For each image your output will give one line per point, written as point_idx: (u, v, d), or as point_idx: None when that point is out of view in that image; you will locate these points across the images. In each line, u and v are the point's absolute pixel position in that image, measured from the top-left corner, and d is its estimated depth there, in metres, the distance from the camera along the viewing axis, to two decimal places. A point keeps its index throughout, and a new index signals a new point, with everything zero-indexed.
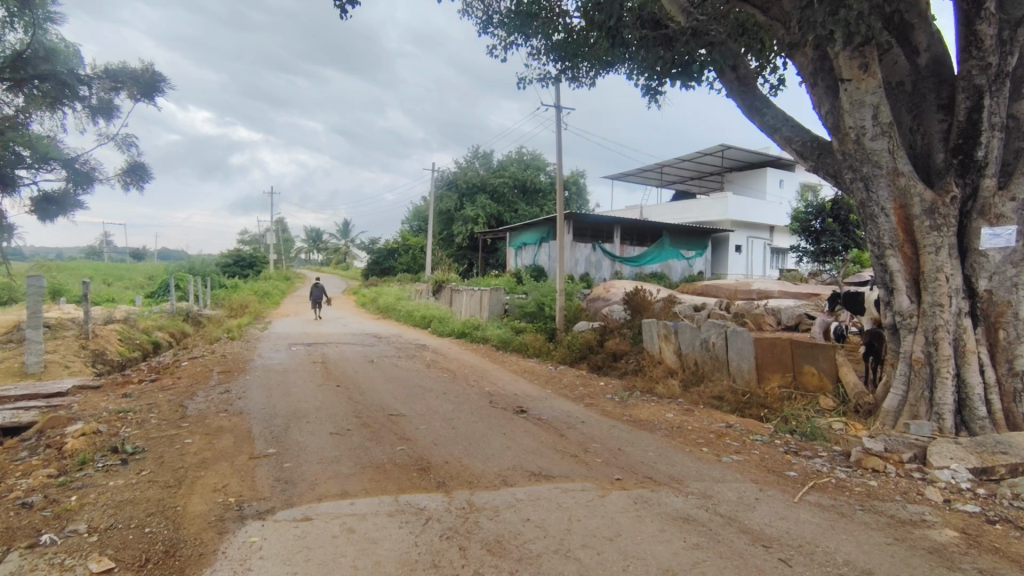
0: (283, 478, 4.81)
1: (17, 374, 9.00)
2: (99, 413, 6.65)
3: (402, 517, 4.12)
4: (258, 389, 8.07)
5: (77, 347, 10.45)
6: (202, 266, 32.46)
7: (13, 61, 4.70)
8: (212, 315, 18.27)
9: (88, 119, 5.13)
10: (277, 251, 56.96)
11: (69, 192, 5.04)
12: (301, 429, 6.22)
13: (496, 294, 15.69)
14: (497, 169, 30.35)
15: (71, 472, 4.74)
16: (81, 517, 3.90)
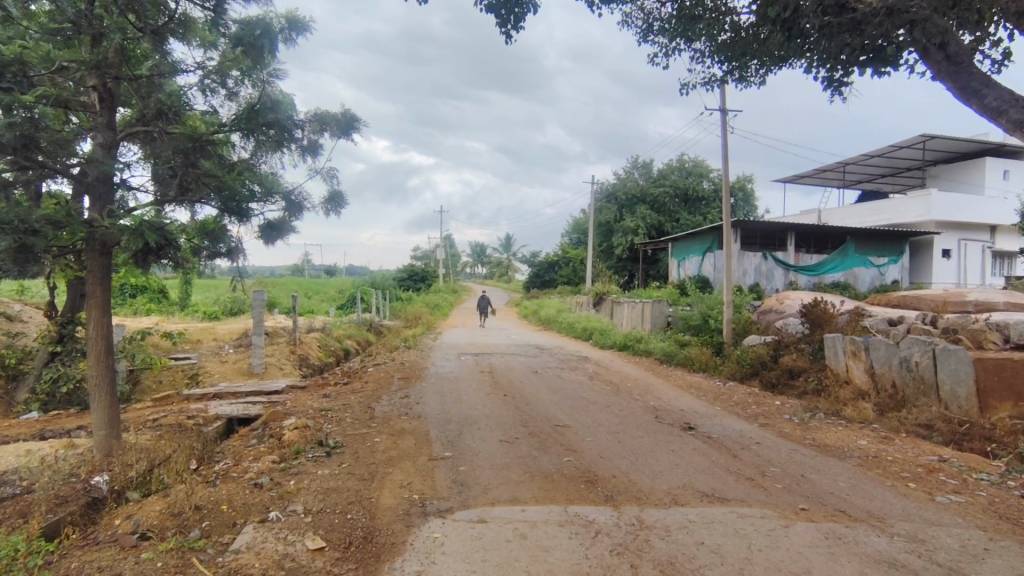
0: (459, 480, 5.14)
1: (246, 374, 10.73)
2: (307, 410, 7.67)
3: (571, 528, 4.16)
4: (433, 395, 8.69)
5: (288, 352, 12.15)
6: (383, 281, 36.10)
7: (249, 112, 5.63)
8: (393, 324, 20.18)
9: (300, 158, 5.96)
10: (446, 266, 61.34)
11: (286, 219, 5.86)
12: (472, 435, 6.58)
13: (658, 306, 15.29)
14: (657, 178, 29.67)
15: (289, 460, 5.51)
16: (298, 499, 4.52)
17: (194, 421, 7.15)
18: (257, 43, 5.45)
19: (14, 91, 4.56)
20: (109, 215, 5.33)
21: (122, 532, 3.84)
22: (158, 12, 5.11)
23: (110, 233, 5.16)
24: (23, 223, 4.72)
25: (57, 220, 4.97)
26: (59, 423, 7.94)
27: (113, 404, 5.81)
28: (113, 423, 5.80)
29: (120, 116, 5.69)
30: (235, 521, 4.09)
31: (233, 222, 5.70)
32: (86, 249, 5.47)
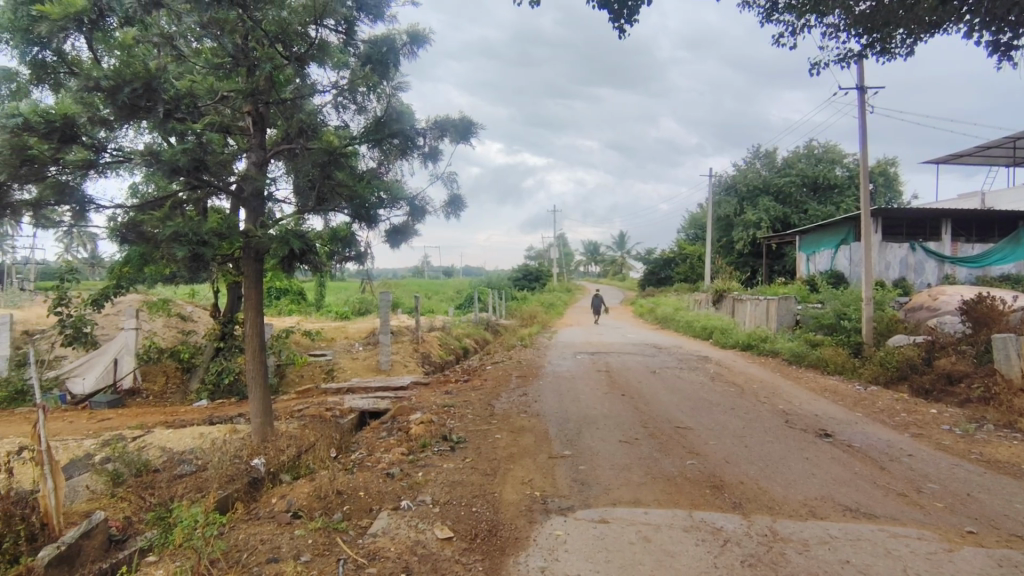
0: (579, 479, 5.14)
1: (375, 370, 11.49)
2: (431, 406, 8.05)
3: (698, 535, 4.01)
4: (550, 394, 8.76)
5: (411, 349, 12.82)
6: (498, 281, 37.02)
7: (377, 124, 6.00)
8: (508, 324, 20.61)
9: (421, 164, 6.28)
10: (559, 265, 61.60)
11: (409, 223, 6.21)
12: (591, 434, 6.56)
13: (786, 303, 14.27)
14: (782, 167, 27.71)
15: (417, 453, 5.82)
16: (427, 490, 4.77)
17: (333, 413, 7.78)
18: (385, 60, 5.83)
19: (187, 121, 5.24)
20: (260, 226, 5.99)
21: (278, 510, 4.27)
22: (301, 40, 5.57)
23: (263, 242, 5.78)
24: (195, 235, 5.41)
25: (221, 232, 5.65)
26: (224, 410, 9.01)
27: (266, 395, 6.47)
28: (267, 412, 6.46)
29: (268, 136, 6.31)
30: (372, 507, 4.41)
31: (363, 228, 6.18)
32: (243, 256, 6.14)
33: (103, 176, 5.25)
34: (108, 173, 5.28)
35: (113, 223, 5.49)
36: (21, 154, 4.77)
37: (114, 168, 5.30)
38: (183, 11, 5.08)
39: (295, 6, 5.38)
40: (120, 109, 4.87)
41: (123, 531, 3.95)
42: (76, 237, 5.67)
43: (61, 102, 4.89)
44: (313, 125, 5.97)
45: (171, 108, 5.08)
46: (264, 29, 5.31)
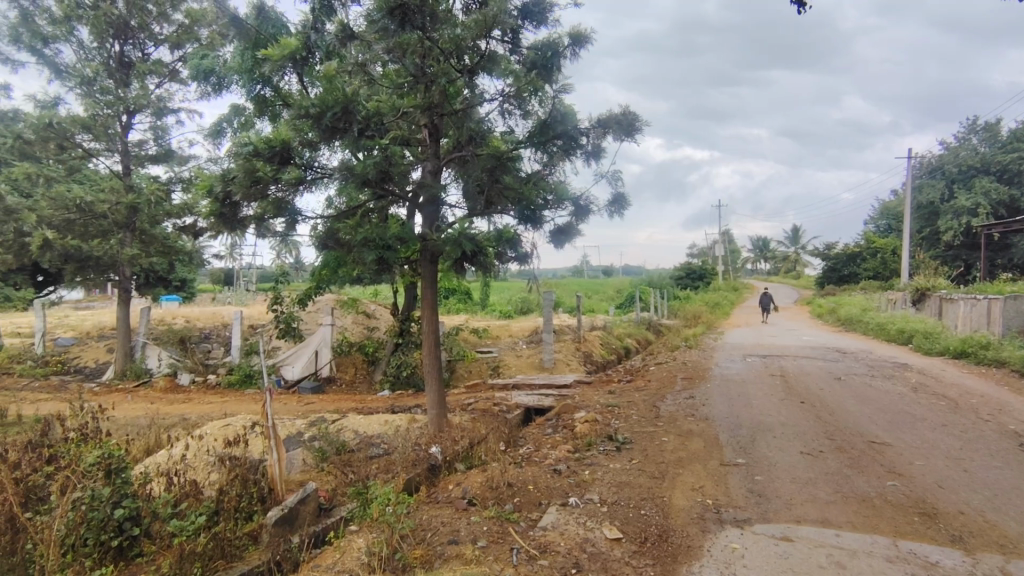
0: (756, 491, 4.78)
1: (538, 367, 11.80)
2: (594, 405, 8.05)
3: (905, 568, 3.51)
4: (720, 398, 8.28)
5: (573, 348, 12.95)
6: (659, 279, 35.96)
7: (542, 127, 6.13)
8: (671, 324, 19.91)
9: (585, 164, 6.31)
10: (724, 263, 58.10)
11: (573, 224, 6.27)
12: (768, 443, 6.07)
13: (1015, 302, 11.96)
14: (1009, 141, 23.26)
15: (582, 451, 5.86)
16: (594, 489, 4.77)
17: (500, 408, 8.14)
18: (550, 64, 5.97)
19: (376, 138, 5.84)
20: (436, 230, 6.46)
21: (455, 496, 4.56)
22: (472, 53, 5.92)
23: (438, 244, 6.24)
24: (382, 240, 6.04)
25: (402, 236, 6.22)
26: (404, 400, 9.88)
27: (441, 388, 6.96)
28: (442, 404, 6.95)
29: (443, 146, 6.76)
30: (541, 500, 4.53)
31: (528, 229, 6.39)
32: (421, 259, 6.69)
33: (310, 191, 6.08)
34: (314, 188, 6.09)
35: (316, 233, 6.31)
36: (251, 176, 5.65)
37: (319, 183, 6.09)
38: (376, 39, 5.64)
39: (467, 22, 5.74)
40: (324, 131, 5.58)
41: (330, 501, 4.52)
42: (289, 245, 6.65)
43: (280, 130, 5.71)
44: (481, 132, 6.30)
45: (363, 127, 5.69)
46: (441, 47, 5.68)
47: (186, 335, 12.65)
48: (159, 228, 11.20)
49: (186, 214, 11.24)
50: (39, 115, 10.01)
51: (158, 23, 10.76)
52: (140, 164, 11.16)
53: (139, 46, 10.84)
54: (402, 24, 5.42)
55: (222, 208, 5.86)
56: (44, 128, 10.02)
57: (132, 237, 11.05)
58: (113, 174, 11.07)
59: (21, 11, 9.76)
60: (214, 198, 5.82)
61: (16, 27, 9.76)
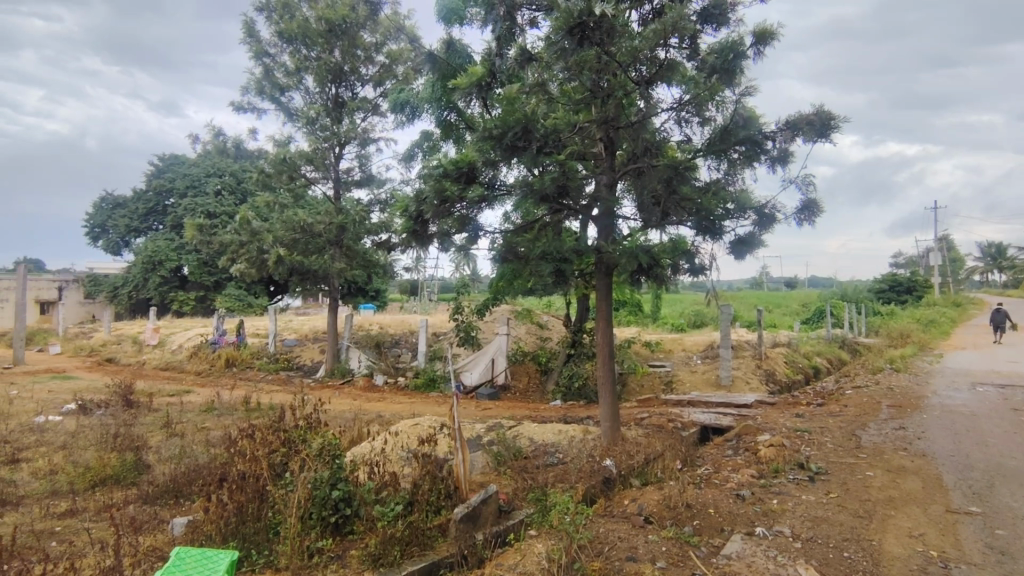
0: (997, 547, 3.99)
1: (714, 385, 11.14)
2: (781, 428, 7.38)
3: None
4: (940, 432, 7.08)
5: (754, 365, 12.02)
6: (856, 292, 31.93)
7: (722, 133, 5.83)
8: (873, 343, 17.52)
9: (770, 170, 5.87)
10: (940, 273, 49.80)
11: (756, 234, 5.86)
12: (1011, 491, 5.03)
13: None
14: None
15: (769, 477, 5.40)
16: (785, 521, 4.37)
17: (674, 424, 7.83)
18: (732, 66, 5.66)
19: (554, 154, 6.04)
20: (611, 242, 6.45)
21: (631, 511, 4.48)
22: (651, 64, 5.84)
23: (613, 257, 6.22)
24: (558, 254, 6.27)
25: (577, 249, 6.36)
26: (575, 411, 9.98)
27: (615, 401, 6.90)
28: (615, 416, 6.87)
29: (617, 158, 6.74)
30: (723, 527, 4.27)
31: (707, 239, 6.12)
32: (595, 271, 6.72)
33: (492, 208, 6.48)
34: (495, 204, 6.47)
35: (495, 247, 6.70)
36: (441, 196, 6.20)
37: (500, 200, 6.46)
38: (555, 60, 5.70)
39: (645, 33, 5.69)
40: (505, 150, 5.92)
41: (510, 503, 4.71)
42: (471, 258, 7.14)
43: (466, 151, 6.18)
44: (656, 142, 6.18)
45: (541, 145, 5.94)
46: (618, 60, 5.66)
47: (381, 341, 14.16)
48: (361, 245, 12.72)
49: (383, 231, 12.65)
50: (275, 152, 12.00)
51: (364, 66, 12.32)
52: (348, 189, 12.79)
53: (349, 86, 12.47)
54: (580, 42, 5.44)
55: (415, 225, 6.48)
56: (279, 162, 11.96)
57: (340, 253, 12.65)
58: (327, 198, 12.85)
59: (265, 68, 11.82)
60: (409, 217, 6.48)
61: (261, 81, 11.84)
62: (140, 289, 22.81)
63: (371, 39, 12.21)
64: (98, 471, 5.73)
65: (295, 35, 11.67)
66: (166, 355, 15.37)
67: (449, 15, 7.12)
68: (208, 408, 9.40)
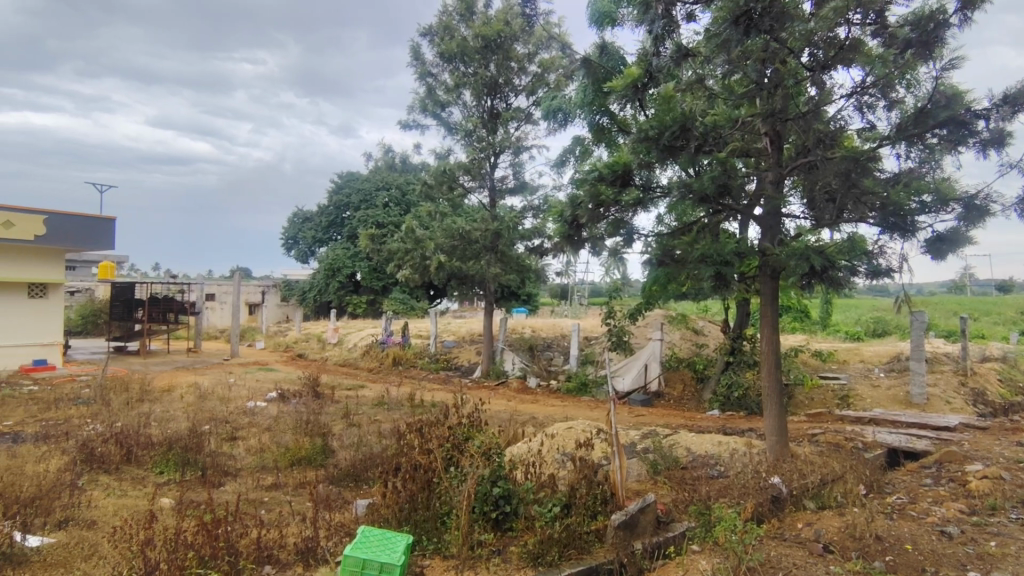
0: None
1: (903, 403, 9.79)
2: (996, 458, 6.25)
3: None
4: None
5: (956, 382, 10.34)
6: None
7: (917, 117, 5.14)
8: None
9: (982, 154, 5.03)
10: None
11: (961, 229, 5.04)
12: None
13: None
14: None
15: (983, 515, 4.60)
16: (1008, 568, 3.69)
17: (854, 444, 7.02)
18: (931, 39, 5.02)
19: (714, 152, 5.73)
20: (778, 244, 5.97)
21: (806, 537, 4.10)
22: (829, 46, 5.31)
23: (780, 260, 5.73)
24: (719, 256, 5.97)
25: (740, 251, 5.97)
26: (736, 423, 9.36)
27: (783, 414, 6.35)
28: (784, 431, 6.32)
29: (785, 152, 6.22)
30: (925, 567, 3.70)
31: (895, 239, 5.40)
32: (760, 275, 6.25)
33: (647, 210, 6.33)
34: (651, 207, 6.31)
35: (651, 250, 6.53)
36: (596, 200, 6.17)
37: (655, 201, 6.29)
38: (715, 55, 5.42)
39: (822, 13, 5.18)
40: (662, 151, 5.75)
41: (668, 515, 4.55)
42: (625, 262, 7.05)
43: (621, 154, 6.11)
44: (831, 133, 5.61)
45: (701, 143, 5.69)
46: (789, 46, 5.22)
47: (533, 344, 14.51)
48: (514, 250, 13.21)
49: (535, 236, 12.98)
50: (437, 165, 12.88)
51: (518, 76, 12.74)
52: (502, 196, 13.31)
53: (503, 98, 12.97)
54: (746, 31, 5.12)
55: (570, 230, 6.55)
56: (440, 174, 12.82)
57: (495, 258, 13.21)
58: (482, 206, 13.47)
59: (429, 87, 12.72)
60: (564, 222, 6.57)
61: (425, 99, 12.76)
62: (323, 293, 25.74)
63: (525, 50, 12.60)
64: (294, 452, 6.56)
65: (455, 54, 12.43)
66: (344, 353, 17.17)
67: (601, 19, 7.11)
68: (380, 402, 10.33)
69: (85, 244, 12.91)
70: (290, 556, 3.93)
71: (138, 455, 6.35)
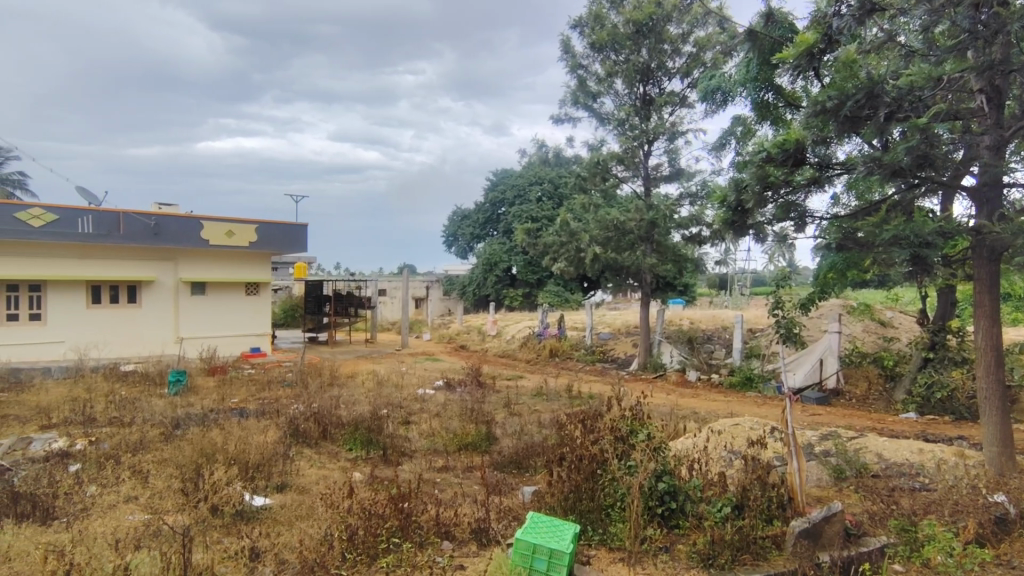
0: None
1: None
2: None
3: None
4: None
5: None
6: None
7: None
8: None
9: None
10: None
11: None
12: None
13: None
14: None
15: None
16: None
17: None
18: None
19: (913, 117, 4.98)
20: (998, 220, 5.04)
21: None
22: None
23: (1002, 239, 4.84)
24: (916, 237, 5.15)
25: (946, 230, 5.15)
26: (940, 429, 8.12)
27: (1006, 421, 5.36)
28: (1007, 441, 5.34)
29: (1007, 110, 5.23)
30: None
31: None
32: (973, 256, 5.32)
33: (824, 190, 5.73)
34: (828, 186, 5.70)
35: (826, 236, 5.85)
36: (763, 182, 5.73)
37: (834, 179, 5.68)
38: (912, 7, 4.74)
39: None
40: (844, 123, 5.17)
41: (859, 527, 4.08)
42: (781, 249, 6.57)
43: (793, 130, 5.58)
44: None
45: (894, 110, 4.99)
46: None
47: (692, 336, 13.89)
48: (670, 240, 12.81)
49: (693, 224, 12.44)
50: (590, 157, 12.81)
51: (672, 59, 12.24)
52: (656, 184, 12.90)
53: (657, 83, 12.55)
54: None
55: (733, 217, 6.08)
56: (593, 165, 12.76)
57: (651, 248, 12.89)
58: (636, 195, 13.17)
59: (580, 79, 12.68)
60: (727, 208, 6.12)
61: (576, 92, 12.74)
62: (481, 287, 27.02)
63: (678, 30, 12.08)
64: (462, 437, 6.97)
65: (606, 43, 12.25)
66: (503, 344, 17.88)
67: None
68: (539, 393, 10.61)
69: (285, 248, 14.94)
70: (465, 534, 4.19)
71: (332, 432, 7.21)
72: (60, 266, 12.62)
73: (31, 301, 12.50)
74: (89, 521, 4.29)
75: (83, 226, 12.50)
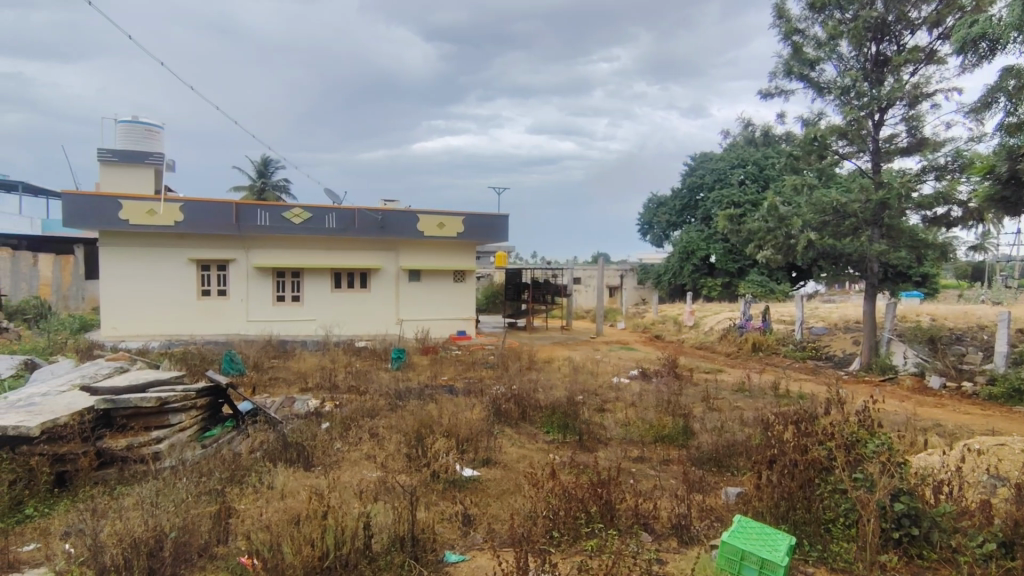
0: None
1: None
2: None
3: None
4: None
5: None
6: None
7: None
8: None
9: None
10: None
11: None
12: None
13: None
14: None
15: None
16: None
17: None
18: None
19: None
20: None
21: None
22: None
23: None
24: None
25: None
26: None
27: None
28: None
29: None
30: None
31: None
32: None
33: None
34: None
35: None
36: None
37: None
38: None
39: None
40: None
41: None
42: None
43: None
44: None
45: None
46: None
47: (935, 335, 11.74)
48: (906, 222, 10.96)
49: (939, 204, 10.46)
50: (805, 133, 11.43)
51: (916, 8, 10.39)
52: (890, 159, 11.10)
53: (895, 39, 10.78)
54: None
55: (1003, 192, 5.70)
56: (809, 143, 11.40)
57: (879, 233, 11.25)
58: (862, 173, 11.50)
59: (795, 46, 11.39)
60: (994, 181, 5.72)
61: (790, 61, 11.47)
62: (678, 276, 26.00)
63: None
64: (659, 430, 6.80)
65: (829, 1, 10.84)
66: (701, 336, 17.01)
67: None
68: (741, 388, 9.90)
69: (488, 239, 15.99)
70: (665, 529, 4.10)
71: (531, 415, 7.56)
72: (312, 256, 15.07)
73: (293, 285, 15.13)
74: (339, 472, 5.09)
75: (328, 222, 14.74)
